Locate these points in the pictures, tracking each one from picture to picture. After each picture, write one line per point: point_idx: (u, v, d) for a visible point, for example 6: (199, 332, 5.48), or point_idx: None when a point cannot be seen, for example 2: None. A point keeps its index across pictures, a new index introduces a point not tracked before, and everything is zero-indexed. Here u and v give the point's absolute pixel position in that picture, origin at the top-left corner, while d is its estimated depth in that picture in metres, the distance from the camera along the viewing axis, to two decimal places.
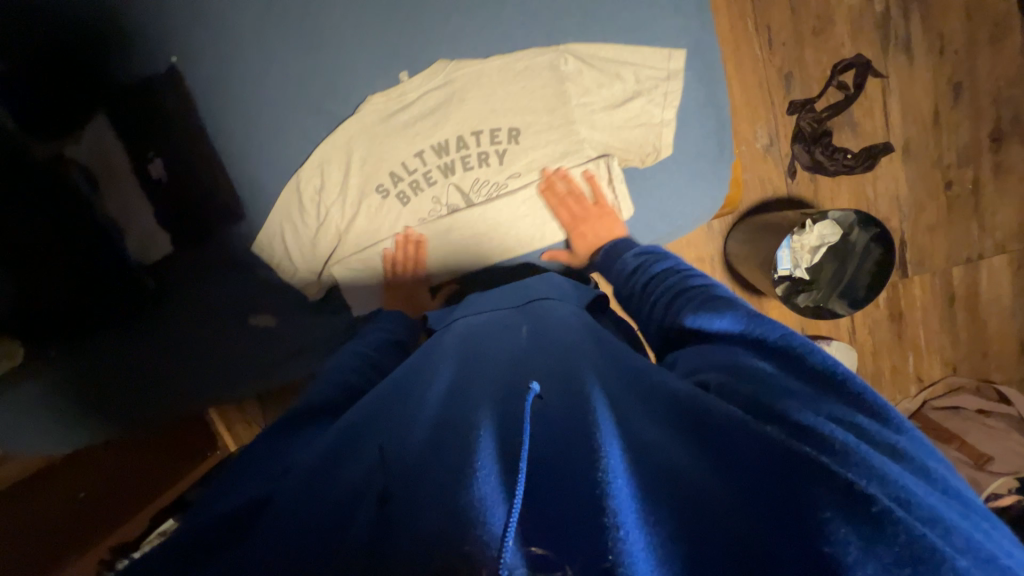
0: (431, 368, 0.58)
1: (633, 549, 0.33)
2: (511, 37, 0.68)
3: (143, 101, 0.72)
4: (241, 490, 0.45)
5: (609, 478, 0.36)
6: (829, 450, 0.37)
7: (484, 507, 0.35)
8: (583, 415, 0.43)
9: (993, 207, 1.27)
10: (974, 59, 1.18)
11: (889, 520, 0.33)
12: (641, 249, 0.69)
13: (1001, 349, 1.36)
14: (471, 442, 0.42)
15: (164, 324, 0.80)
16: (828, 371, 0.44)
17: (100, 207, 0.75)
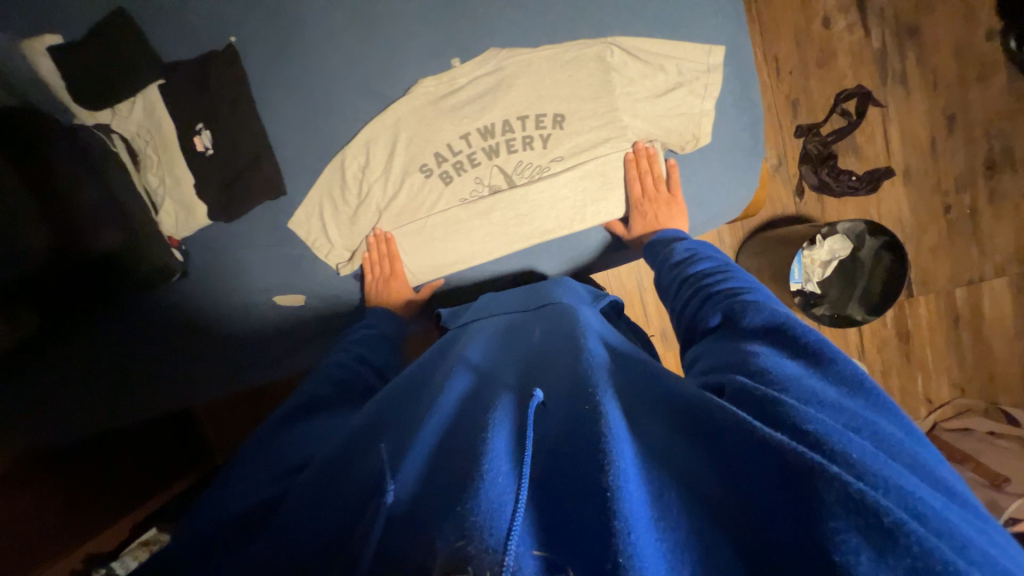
0: (446, 366, 0.59)
1: (641, 551, 0.34)
2: (562, 26, 0.69)
3: (195, 77, 0.75)
4: (271, 483, 0.52)
5: (616, 484, 0.37)
6: (842, 454, 0.36)
7: (487, 514, 0.36)
8: (589, 416, 0.44)
9: (991, 231, 1.33)
10: (966, 93, 1.27)
11: (902, 531, 0.32)
12: (685, 242, 0.69)
13: (1007, 372, 1.38)
14: (478, 445, 0.42)
15: (179, 314, 0.82)
16: (850, 376, 0.43)
17: (141, 179, 0.77)
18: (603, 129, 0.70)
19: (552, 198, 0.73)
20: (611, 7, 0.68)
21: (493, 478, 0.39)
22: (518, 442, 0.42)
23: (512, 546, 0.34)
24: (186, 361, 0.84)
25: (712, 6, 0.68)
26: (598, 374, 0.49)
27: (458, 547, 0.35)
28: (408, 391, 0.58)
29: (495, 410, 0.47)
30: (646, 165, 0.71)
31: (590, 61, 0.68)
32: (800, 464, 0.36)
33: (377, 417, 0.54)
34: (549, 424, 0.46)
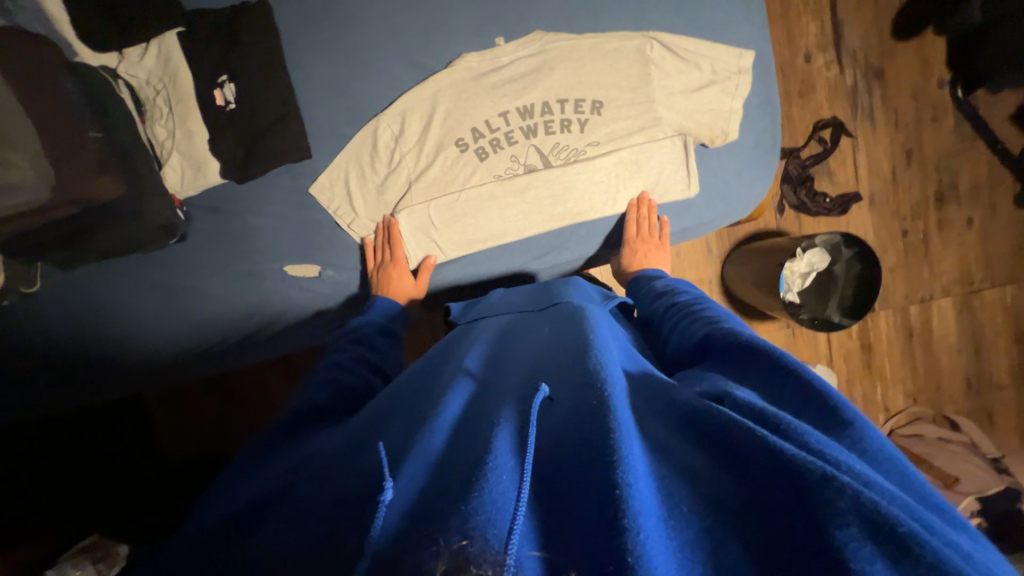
0: (444, 369, 0.55)
1: (650, 552, 0.30)
2: (604, 17, 0.72)
3: (220, 28, 0.71)
4: (269, 474, 0.48)
5: (622, 479, 0.33)
6: (844, 464, 0.34)
7: (485, 510, 0.32)
8: (597, 410, 0.39)
9: (940, 255, 1.48)
10: (921, 132, 1.44)
11: (915, 540, 0.29)
12: (663, 281, 0.72)
13: (951, 383, 1.53)
14: (481, 444, 0.38)
15: (163, 293, 0.76)
16: (815, 393, 0.41)
17: (146, 130, 0.72)
18: (639, 119, 0.73)
19: (586, 181, 0.74)
20: (653, 6, 0.72)
21: (497, 474, 0.35)
22: (520, 441, 0.38)
23: (513, 546, 0.30)
24: (162, 345, 0.78)
25: (744, 15, 0.73)
26: (612, 370, 0.45)
27: (458, 548, 0.30)
28: (402, 392, 0.54)
29: (499, 411, 0.42)
30: (646, 214, 0.76)
31: (631, 54, 0.72)
32: (805, 472, 0.32)
33: (371, 416, 0.50)
34: (552, 419, 0.42)
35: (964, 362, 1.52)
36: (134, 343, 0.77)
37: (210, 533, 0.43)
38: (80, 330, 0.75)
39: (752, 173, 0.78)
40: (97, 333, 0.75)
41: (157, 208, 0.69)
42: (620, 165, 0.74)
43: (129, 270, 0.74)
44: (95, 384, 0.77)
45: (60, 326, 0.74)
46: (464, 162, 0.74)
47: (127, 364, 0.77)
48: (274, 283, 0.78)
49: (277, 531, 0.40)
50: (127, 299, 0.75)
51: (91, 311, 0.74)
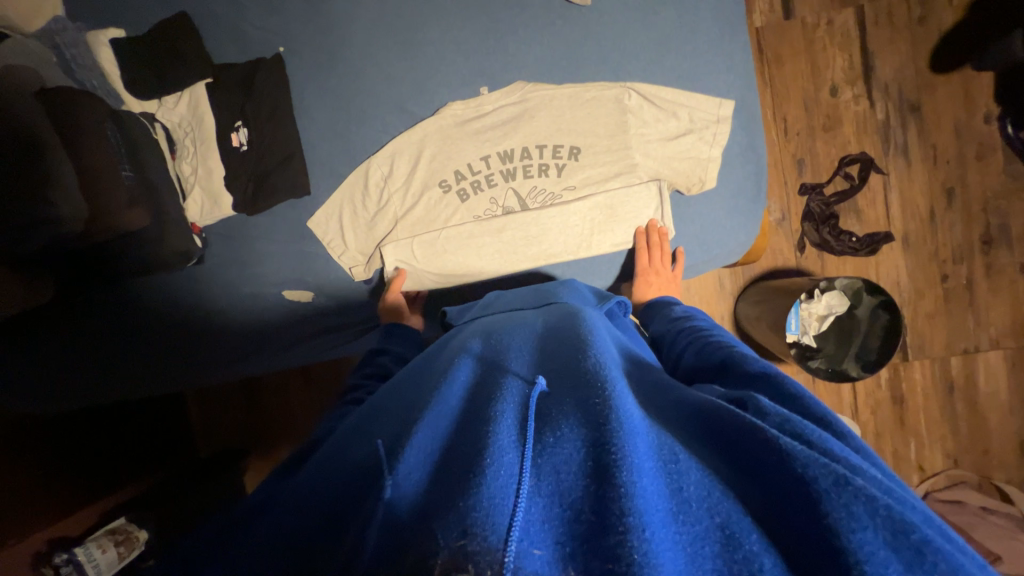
0: (440, 363, 0.55)
1: (657, 550, 0.29)
2: (583, 71, 0.78)
3: (240, 79, 0.80)
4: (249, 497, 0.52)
5: (629, 468, 0.33)
6: (858, 467, 0.34)
7: (490, 501, 0.31)
8: (599, 406, 0.39)
9: (987, 304, 1.35)
10: (964, 170, 1.34)
11: (930, 548, 0.29)
12: (680, 307, 0.72)
13: (1001, 447, 1.36)
14: (480, 438, 0.38)
15: (177, 307, 0.84)
16: (816, 414, 0.41)
17: (175, 166, 0.82)
18: (615, 164, 0.78)
19: (561, 223, 0.78)
20: (629, 61, 0.78)
21: (496, 468, 0.34)
22: (521, 433, 0.38)
23: (513, 540, 0.29)
24: (177, 352, 0.86)
25: (718, 69, 0.78)
26: (610, 369, 0.44)
27: (457, 547, 0.29)
28: (403, 387, 0.54)
29: (498, 403, 0.42)
30: (656, 241, 0.78)
31: (607, 105, 0.77)
32: (817, 477, 0.32)
33: (370, 415, 0.51)
34: (551, 410, 0.40)
35: (1019, 424, 1.36)
36: (150, 351, 0.85)
37: (184, 556, 0.48)
38: (105, 337, 0.83)
39: (725, 219, 0.82)
40: (120, 340, 0.84)
41: (177, 235, 0.79)
42: (591, 206, 0.78)
43: (165, 283, 0.83)
44: (117, 385, 0.86)
45: (90, 333, 0.83)
46: (446, 203, 0.80)
47: (146, 370, 0.86)
48: (276, 305, 0.85)
49: (245, 548, 0.41)
50: (147, 312, 0.83)
51: (116, 321, 0.83)
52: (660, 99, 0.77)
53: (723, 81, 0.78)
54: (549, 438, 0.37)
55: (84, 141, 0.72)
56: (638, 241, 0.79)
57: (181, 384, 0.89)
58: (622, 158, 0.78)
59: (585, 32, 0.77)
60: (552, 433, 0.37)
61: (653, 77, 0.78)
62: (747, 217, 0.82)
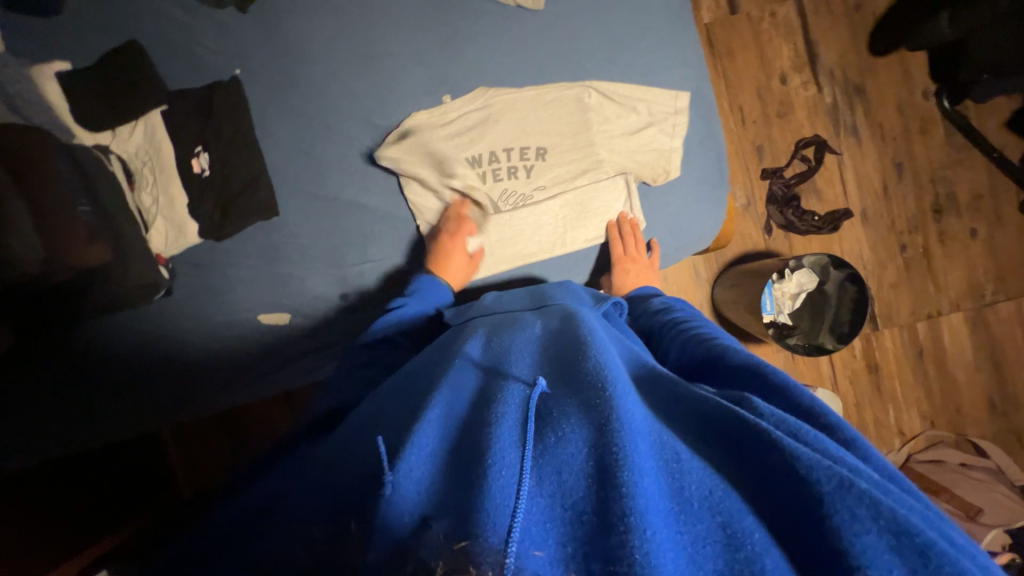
0: (442, 363, 0.54)
1: (657, 549, 0.30)
2: (543, 72, 0.80)
3: (197, 103, 0.79)
4: (230, 535, 0.50)
5: (631, 470, 0.33)
6: (857, 468, 0.35)
7: (493, 503, 0.32)
8: (599, 404, 0.39)
9: (944, 269, 1.42)
10: (910, 144, 1.41)
11: (934, 551, 0.31)
12: (663, 299, 0.73)
13: (972, 404, 1.43)
14: (482, 440, 0.38)
15: (147, 343, 0.81)
16: (806, 407, 0.42)
17: (134, 198, 0.79)
18: (581, 162, 0.80)
19: (534, 223, 0.81)
20: (586, 60, 0.80)
21: (498, 470, 0.35)
22: (522, 434, 0.38)
23: (515, 541, 0.30)
24: (154, 396, 0.83)
25: (671, 63, 0.81)
26: (611, 368, 0.44)
27: (458, 547, 0.30)
28: (404, 389, 0.53)
29: (499, 404, 0.41)
30: (628, 232, 0.81)
31: (569, 104, 0.79)
32: (821, 480, 0.33)
33: (372, 417, 0.49)
34: (551, 410, 0.40)
35: (985, 381, 1.43)
36: (123, 393, 0.81)
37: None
38: (71, 383, 0.79)
39: (693, 207, 0.84)
40: (88, 384, 0.80)
41: (140, 269, 0.76)
42: (560, 206, 0.81)
43: (133, 320, 0.80)
44: (91, 432, 0.82)
45: (53, 381, 0.78)
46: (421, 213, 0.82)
47: (120, 413, 0.82)
48: (254, 331, 0.83)
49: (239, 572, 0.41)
50: (112, 353, 0.80)
51: (81, 364, 0.79)
52: (619, 95, 0.79)
53: (677, 74, 0.81)
54: (551, 437, 0.37)
55: (43, 187, 0.69)
56: (610, 234, 0.81)
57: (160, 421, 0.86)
58: (588, 155, 0.80)
59: (541, 35, 0.80)
60: (552, 432, 0.38)
61: (611, 74, 0.80)
62: (713, 203, 0.85)
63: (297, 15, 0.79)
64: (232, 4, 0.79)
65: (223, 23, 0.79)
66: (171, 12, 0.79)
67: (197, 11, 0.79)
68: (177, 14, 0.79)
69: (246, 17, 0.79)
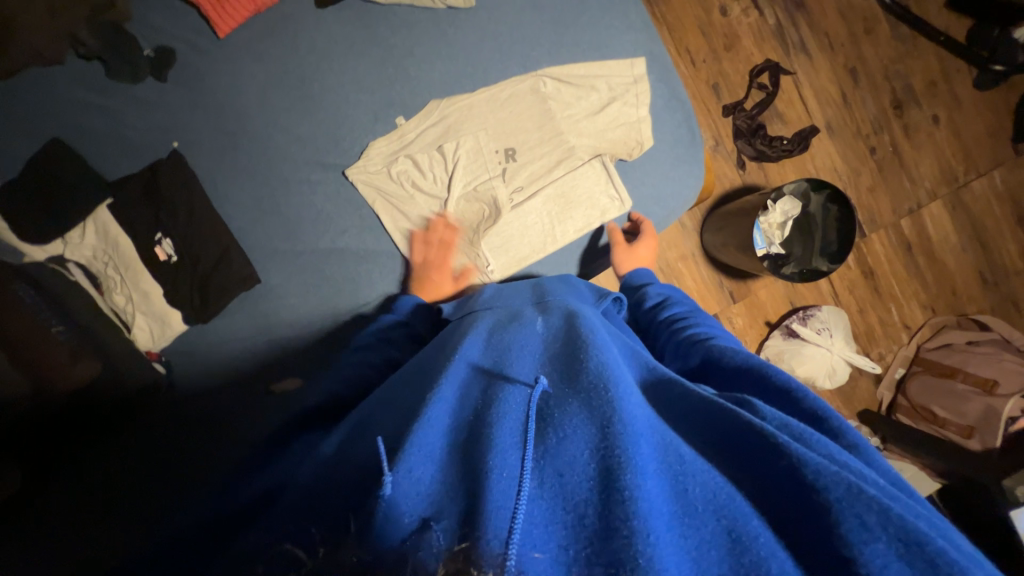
0: (438, 360, 0.52)
1: (661, 552, 0.29)
2: (491, 71, 0.78)
3: (144, 187, 0.74)
4: None
5: (636, 474, 0.32)
6: (860, 471, 0.35)
7: (494, 506, 0.31)
8: (601, 407, 0.38)
9: (915, 162, 1.44)
10: (859, 47, 1.41)
11: (944, 559, 0.30)
12: (660, 289, 0.72)
13: (965, 283, 1.47)
14: (483, 442, 0.37)
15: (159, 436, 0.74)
16: (814, 412, 0.41)
17: (106, 301, 0.75)
18: (554, 153, 0.80)
19: (521, 225, 0.80)
20: (531, 51, 0.79)
21: (497, 471, 0.34)
22: (523, 434, 0.37)
23: (514, 545, 0.29)
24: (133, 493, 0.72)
25: (616, 32, 0.81)
26: (614, 369, 0.43)
27: (459, 549, 0.30)
28: (400, 388, 0.50)
29: (497, 406, 0.40)
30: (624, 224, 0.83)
31: (529, 98, 0.78)
32: (828, 486, 0.33)
33: (369, 414, 0.47)
34: (553, 412, 0.39)
35: (973, 259, 1.47)
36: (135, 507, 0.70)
37: None
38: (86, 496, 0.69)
39: (672, 172, 0.83)
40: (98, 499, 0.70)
41: (134, 371, 0.74)
42: (546, 204, 0.80)
43: (149, 421, 0.74)
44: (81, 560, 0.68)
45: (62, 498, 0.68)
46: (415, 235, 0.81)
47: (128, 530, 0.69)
48: (267, 403, 0.77)
49: None
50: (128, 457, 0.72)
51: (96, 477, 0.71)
52: (575, 77, 0.79)
53: (625, 41, 0.81)
54: (552, 436, 0.36)
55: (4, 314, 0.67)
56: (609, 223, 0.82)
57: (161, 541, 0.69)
58: (558, 145, 0.80)
59: (481, 35, 0.78)
60: (554, 433, 0.37)
61: (559, 57, 0.80)
62: (691, 163, 0.84)
63: (224, 72, 0.75)
64: (149, 75, 0.75)
65: (147, 97, 0.75)
66: (85, 99, 0.73)
67: (113, 91, 0.74)
68: (91, 100, 0.74)
69: (171, 86, 0.75)
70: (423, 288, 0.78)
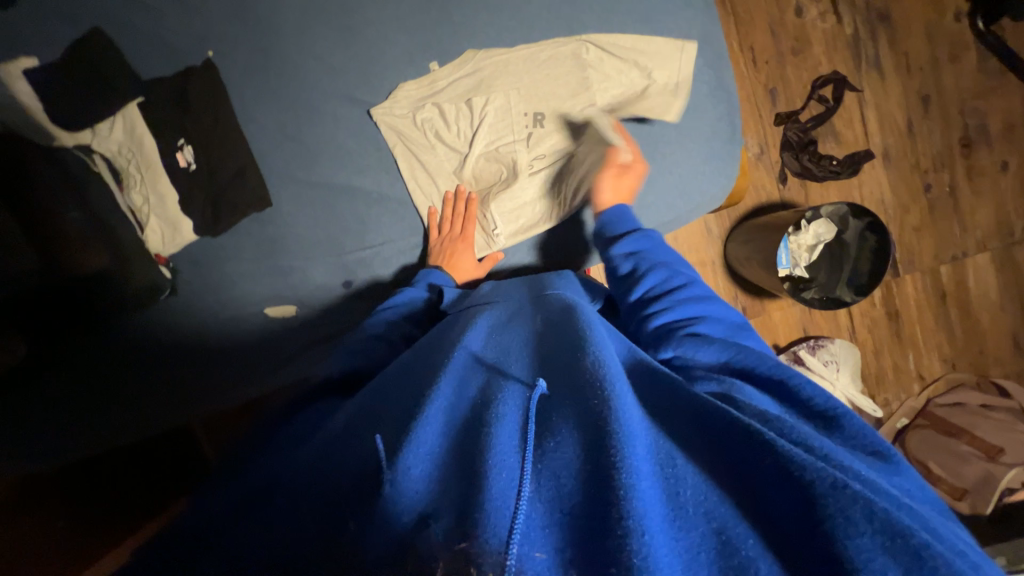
0: (438, 352, 0.53)
1: (655, 552, 0.29)
2: (536, 30, 0.76)
3: (176, 93, 0.75)
4: None
5: (630, 471, 0.32)
6: (850, 470, 0.35)
7: (493, 503, 0.32)
8: (597, 402, 0.38)
9: (971, 208, 1.35)
10: (938, 74, 1.31)
11: (929, 553, 0.29)
12: (640, 239, 0.65)
13: (995, 345, 1.39)
14: (481, 440, 0.38)
15: (152, 337, 0.79)
16: (820, 409, 0.43)
17: (124, 199, 0.76)
18: (584, 125, 0.77)
19: (536, 192, 0.79)
20: (582, 16, 0.76)
21: (497, 472, 0.34)
22: (522, 435, 0.37)
23: (515, 544, 0.30)
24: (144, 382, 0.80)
25: (672, 11, 0.77)
26: (610, 363, 0.42)
27: (459, 549, 0.30)
28: (400, 378, 0.51)
29: (497, 404, 0.41)
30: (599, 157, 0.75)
31: (568, 63, 0.76)
32: (814, 479, 0.32)
33: (369, 404, 0.48)
34: (552, 413, 0.40)
35: (1010, 321, 1.39)
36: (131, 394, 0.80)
37: None
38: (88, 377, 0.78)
39: (703, 165, 0.81)
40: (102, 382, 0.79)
41: (142, 269, 0.77)
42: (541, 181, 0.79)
43: (147, 322, 0.79)
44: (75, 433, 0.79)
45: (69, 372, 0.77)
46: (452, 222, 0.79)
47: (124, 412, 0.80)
48: (256, 323, 0.82)
49: None
50: (124, 352, 0.79)
51: (96, 363, 0.78)
52: (620, 49, 0.76)
53: (682, 21, 0.77)
54: (549, 442, 0.37)
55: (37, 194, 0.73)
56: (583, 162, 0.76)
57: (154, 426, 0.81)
58: (589, 117, 0.77)
59: None
60: (551, 436, 0.37)
61: (610, 27, 0.76)
62: (724, 160, 0.81)
63: None
64: None
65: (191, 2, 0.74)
66: None
67: None
68: None
69: None
70: (452, 264, 0.77)
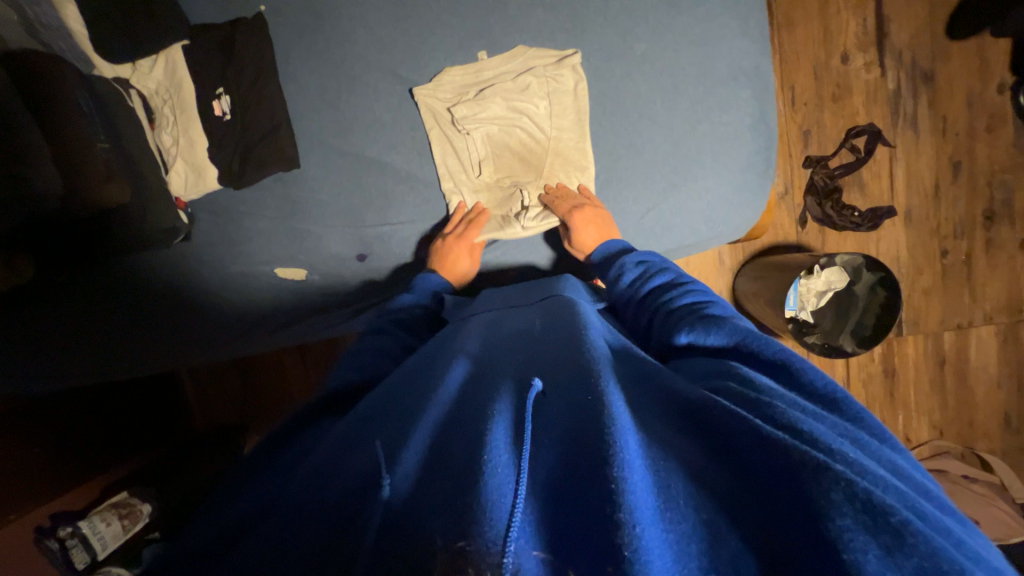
0: (439, 358, 0.55)
1: (647, 545, 0.29)
2: (588, 35, 0.76)
3: (221, 42, 0.75)
4: (220, 492, 0.50)
5: (623, 464, 0.33)
6: (839, 453, 0.34)
7: (489, 493, 0.33)
8: (593, 406, 0.39)
9: (984, 280, 1.35)
10: (973, 142, 1.31)
11: (909, 530, 0.29)
12: (643, 255, 0.71)
13: (986, 418, 1.39)
14: (478, 433, 0.38)
15: (156, 279, 0.80)
16: (826, 392, 0.42)
17: (154, 137, 0.77)
18: (621, 138, 0.79)
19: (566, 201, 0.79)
20: (636, 27, 0.76)
21: (494, 467, 0.35)
22: (517, 434, 0.38)
23: (512, 540, 0.30)
24: (144, 326, 0.81)
25: (725, 37, 0.77)
26: (601, 366, 0.44)
27: (458, 548, 0.30)
28: (400, 382, 0.52)
29: (494, 401, 0.42)
30: (564, 196, 0.79)
31: (614, 75, 0.77)
32: (800, 461, 0.32)
33: (368, 406, 0.49)
34: (550, 415, 0.41)
35: (1004, 397, 1.39)
36: (138, 333, 0.82)
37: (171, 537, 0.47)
38: (93, 310, 0.79)
39: (733, 195, 0.82)
40: (106, 317, 0.80)
41: (161, 212, 0.76)
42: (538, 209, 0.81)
43: (153, 261, 0.79)
44: (78, 364, 0.82)
45: (73, 302, 0.78)
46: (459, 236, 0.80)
47: (132, 351, 0.82)
48: (262, 282, 0.82)
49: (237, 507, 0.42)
50: (129, 290, 0.80)
51: (100, 297, 0.79)
52: (668, 69, 0.77)
53: (733, 49, 0.77)
54: (544, 441, 0.39)
55: (59, 115, 0.68)
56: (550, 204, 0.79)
57: (166, 364, 0.86)
58: (628, 133, 0.78)
59: None
60: (544, 437, 0.39)
61: (661, 44, 0.76)
62: (753, 193, 0.84)
63: None
64: None
65: None
66: None
67: None
68: None
69: None
70: (448, 266, 0.79)
